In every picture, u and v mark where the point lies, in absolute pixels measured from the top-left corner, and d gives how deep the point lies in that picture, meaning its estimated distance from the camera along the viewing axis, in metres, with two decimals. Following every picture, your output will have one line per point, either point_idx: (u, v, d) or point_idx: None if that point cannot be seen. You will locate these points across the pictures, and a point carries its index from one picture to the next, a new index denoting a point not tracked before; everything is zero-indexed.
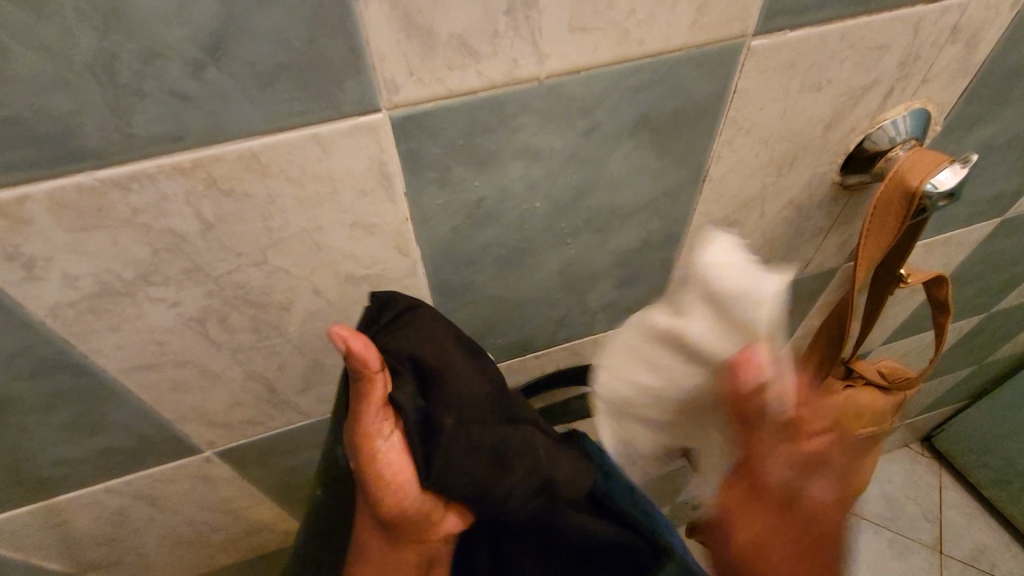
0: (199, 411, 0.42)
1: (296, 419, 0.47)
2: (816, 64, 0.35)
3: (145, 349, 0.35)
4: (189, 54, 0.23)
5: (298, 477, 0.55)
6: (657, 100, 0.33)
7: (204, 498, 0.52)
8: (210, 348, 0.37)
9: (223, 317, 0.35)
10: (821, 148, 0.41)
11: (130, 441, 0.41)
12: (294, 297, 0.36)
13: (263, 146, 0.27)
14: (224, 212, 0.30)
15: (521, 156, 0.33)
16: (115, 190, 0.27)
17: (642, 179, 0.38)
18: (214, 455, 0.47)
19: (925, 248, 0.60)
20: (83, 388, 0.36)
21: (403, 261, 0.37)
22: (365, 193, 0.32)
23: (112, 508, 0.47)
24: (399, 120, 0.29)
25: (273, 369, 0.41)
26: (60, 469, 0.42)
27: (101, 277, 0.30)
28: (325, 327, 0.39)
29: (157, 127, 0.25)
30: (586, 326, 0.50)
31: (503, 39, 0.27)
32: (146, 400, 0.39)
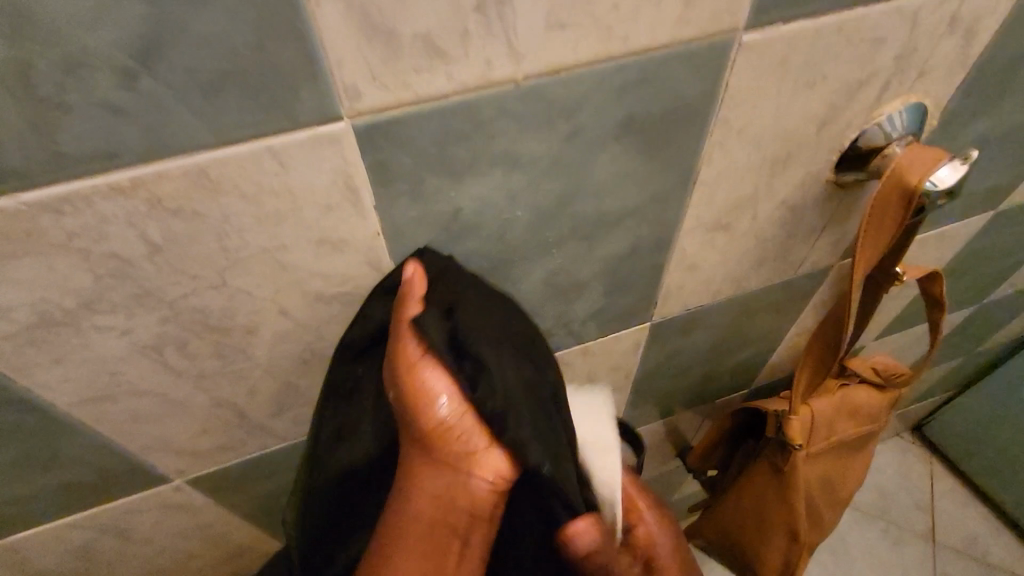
0: (165, 441, 0.39)
1: (271, 443, 0.44)
2: (810, 59, 0.33)
3: (97, 380, 0.32)
4: (116, 62, 0.21)
5: (278, 501, 0.52)
6: (643, 101, 0.31)
7: (177, 526, 0.49)
8: (171, 375, 0.34)
9: (181, 343, 0.33)
10: (816, 146, 0.39)
11: (90, 474, 0.39)
12: (259, 319, 0.33)
13: (212, 161, 0.25)
14: (174, 233, 0.27)
15: (499, 164, 0.31)
16: (45, 215, 0.24)
17: (629, 183, 0.36)
18: (185, 483, 0.44)
19: (919, 244, 0.58)
20: (32, 425, 0.33)
21: (377, 277, 0.34)
22: (330, 209, 0.29)
23: (77, 543, 0.45)
24: (363, 129, 0.26)
25: (242, 394, 0.38)
26: (15, 506, 0.39)
27: (38, 307, 0.27)
28: (296, 348, 0.37)
29: (88, 144, 0.22)
30: (575, 335, 0.48)
31: (475, 39, 0.25)
32: (103, 432, 0.36)
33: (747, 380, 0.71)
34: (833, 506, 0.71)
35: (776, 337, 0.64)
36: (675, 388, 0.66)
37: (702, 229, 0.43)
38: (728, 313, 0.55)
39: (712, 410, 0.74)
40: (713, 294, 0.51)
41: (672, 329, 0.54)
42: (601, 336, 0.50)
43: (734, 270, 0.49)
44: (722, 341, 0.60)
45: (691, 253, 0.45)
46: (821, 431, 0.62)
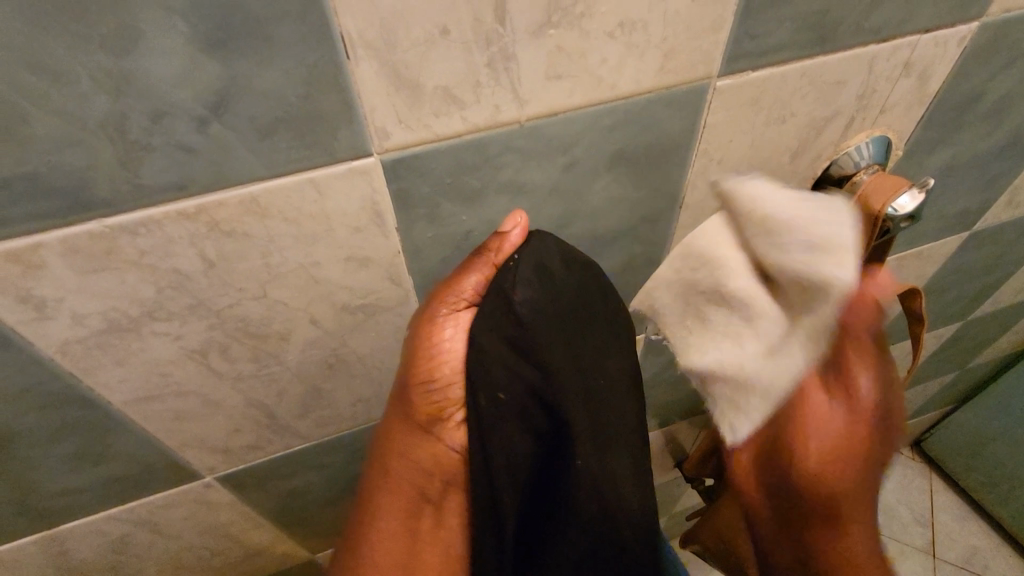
0: (200, 439, 0.43)
1: (294, 443, 0.48)
2: (779, 100, 0.37)
3: (149, 381, 0.36)
4: (193, 112, 0.25)
5: (296, 499, 0.56)
6: (632, 136, 0.36)
7: (203, 523, 0.53)
8: (212, 378, 0.38)
9: (223, 348, 0.37)
10: (791, 174, 0.44)
11: (132, 468, 0.43)
12: (292, 327, 0.38)
13: (262, 191, 0.29)
14: (225, 251, 0.31)
15: (505, 191, 0.35)
16: (123, 236, 0.28)
17: (622, 207, 0.40)
18: (214, 480, 0.48)
19: (898, 262, 0.62)
20: (89, 421, 0.37)
21: (396, 289, 0.39)
22: (359, 230, 0.34)
23: (114, 535, 0.48)
24: (390, 162, 0.31)
25: (272, 396, 0.42)
26: (64, 498, 0.43)
27: (108, 314, 0.31)
28: (322, 354, 0.41)
29: (164, 177, 0.27)
30: None
31: (485, 88, 0.30)
32: (148, 429, 0.40)
33: None
34: None
35: None
36: (672, 398, 0.69)
37: None
38: None
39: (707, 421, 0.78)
40: None
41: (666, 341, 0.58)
42: None
43: None
44: None
45: None
46: None
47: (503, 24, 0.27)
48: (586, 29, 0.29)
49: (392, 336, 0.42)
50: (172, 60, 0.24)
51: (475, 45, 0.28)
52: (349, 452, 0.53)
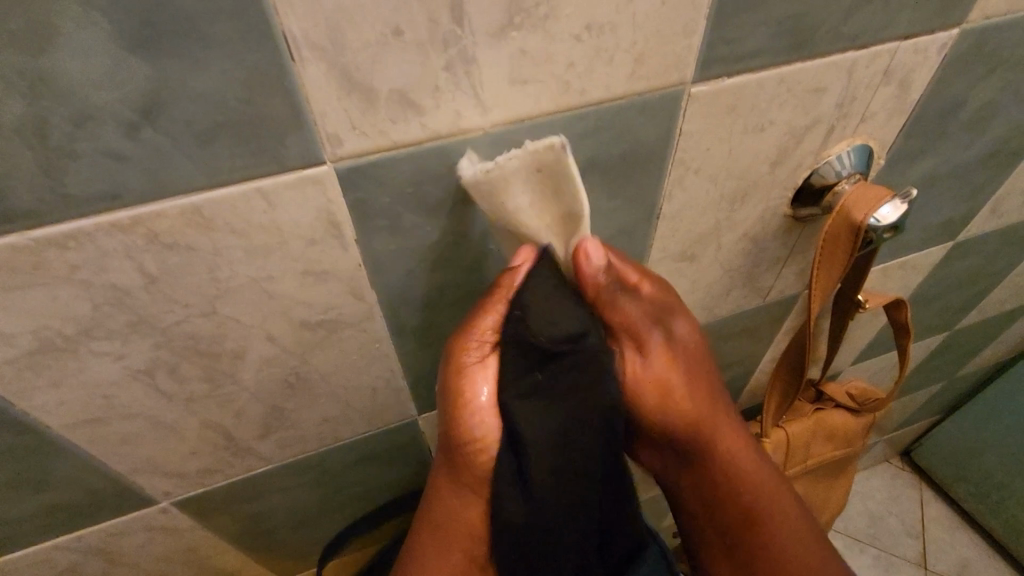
0: (152, 463, 0.40)
1: (257, 465, 0.46)
2: (757, 107, 0.36)
3: (92, 402, 0.34)
4: (123, 116, 0.23)
5: (262, 522, 0.53)
6: (604, 144, 0.34)
7: (162, 550, 0.50)
8: (161, 398, 0.36)
9: (172, 367, 0.35)
10: (771, 183, 0.42)
11: (79, 495, 0.40)
12: (247, 344, 0.36)
13: (205, 201, 0.27)
14: (168, 265, 0.29)
15: (471, 201, 0.34)
16: (50, 249, 0.26)
17: (596, 217, 0.39)
18: (171, 505, 0.45)
19: (883, 273, 0.61)
20: (26, 446, 0.35)
21: (359, 304, 0.37)
22: (315, 242, 0.32)
23: (63, 565, 0.46)
24: (344, 171, 0.29)
25: (229, 417, 0.40)
26: (4, 528, 0.40)
27: (39, 334, 0.29)
28: (282, 372, 0.39)
29: (94, 187, 0.25)
30: None
31: (445, 93, 0.28)
32: (93, 453, 0.37)
33: None
34: (816, 528, 0.73)
35: (750, 362, 0.66)
36: None
37: (669, 259, 0.45)
38: (702, 338, 0.58)
39: None
40: None
41: None
42: None
43: (703, 297, 0.52)
44: None
45: (661, 282, 0.47)
46: (798, 454, 0.64)
47: (461, 25, 0.26)
48: (551, 31, 0.28)
49: (357, 353, 0.40)
50: (95, 60, 0.22)
51: (431, 47, 0.26)
52: (318, 472, 0.50)
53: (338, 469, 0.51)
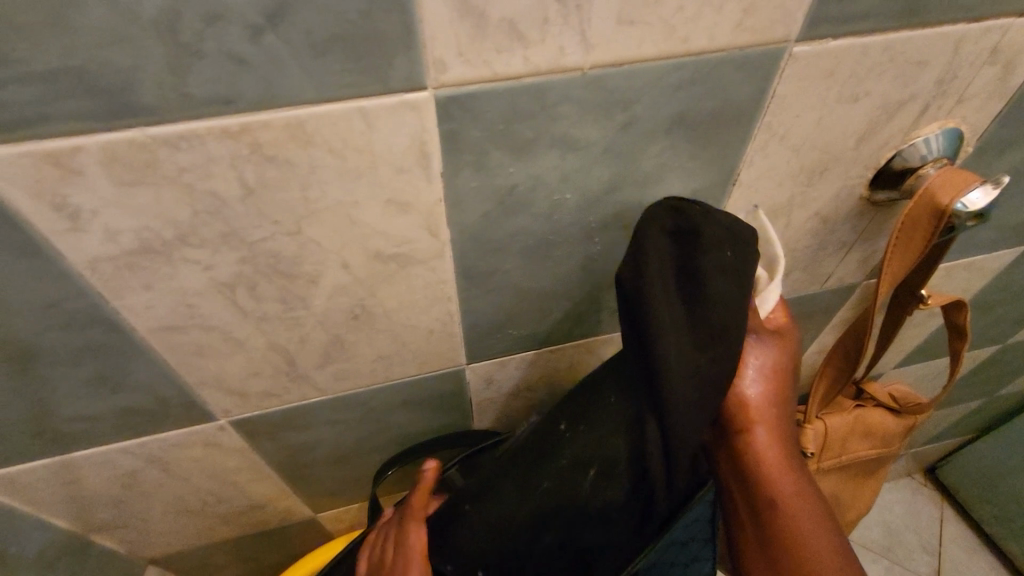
0: (218, 379, 0.42)
1: (311, 395, 0.47)
2: (855, 75, 0.35)
3: (175, 310, 0.36)
4: (250, 19, 0.24)
5: (305, 454, 0.55)
6: (696, 99, 0.34)
7: (212, 467, 0.53)
8: (237, 314, 0.38)
9: (252, 284, 0.36)
10: (853, 160, 0.41)
11: (150, 401, 0.42)
12: (322, 270, 0.37)
13: (310, 115, 0.28)
14: (265, 178, 0.30)
15: (556, 145, 0.34)
16: (164, 148, 0.27)
17: (673, 177, 0.38)
18: (228, 424, 0.48)
19: (946, 272, 0.59)
20: (111, 345, 0.37)
21: (432, 242, 0.37)
22: (403, 171, 0.32)
23: (125, 469, 0.49)
24: (442, 100, 0.29)
25: (294, 342, 0.41)
26: (80, 425, 0.42)
27: (141, 234, 0.31)
28: (349, 304, 0.40)
29: (212, 88, 0.26)
30: (603, 323, 0.51)
31: (552, 27, 0.28)
32: (169, 361, 0.39)
33: None
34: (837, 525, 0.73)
35: None
36: None
37: None
38: None
39: None
40: None
41: None
42: None
43: None
44: None
45: None
46: (834, 447, 0.63)
47: None
48: None
49: (422, 293, 0.41)
50: None
51: None
52: (363, 410, 0.52)
53: (383, 410, 0.53)
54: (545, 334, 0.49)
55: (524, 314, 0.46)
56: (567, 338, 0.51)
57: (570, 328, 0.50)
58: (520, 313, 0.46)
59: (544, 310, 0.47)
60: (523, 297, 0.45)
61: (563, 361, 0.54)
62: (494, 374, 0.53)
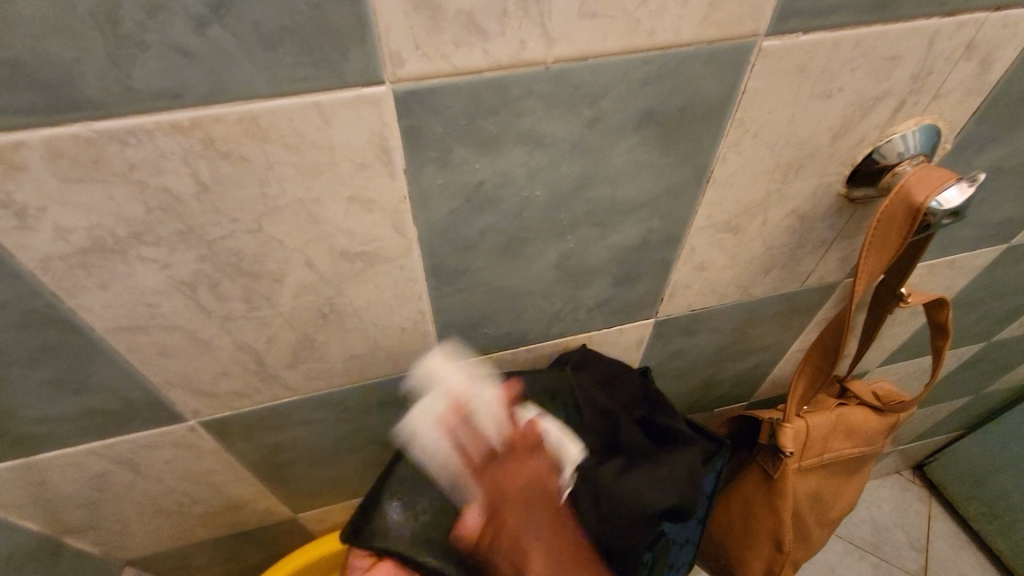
0: (185, 379, 0.42)
1: (283, 395, 0.47)
2: (828, 70, 0.35)
3: (135, 310, 0.35)
4: (193, 10, 0.23)
5: (280, 454, 0.55)
6: (665, 94, 0.33)
7: (185, 468, 0.52)
8: (200, 314, 0.37)
9: (214, 283, 0.35)
10: (829, 156, 0.41)
11: (115, 402, 0.41)
12: (286, 269, 0.36)
13: (263, 110, 0.27)
14: (220, 175, 0.29)
15: (523, 142, 0.33)
16: (112, 144, 0.27)
17: (645, 174, 0.38)
18: (198, 425, 0.47)
19: (929, 270, 0.59)
20: (71, 346, 0.36)
21: (400, 240, 0.37)
22: (364, 167, 0.32)
23: (94, 470, 0.48)
24: (401, 94, 0.29)
25: (262, 342, 0.41)
26: (44, 427, 0.41)
27: (93, 232, 0.30)
28: (316, 303, 0.39)
29: (158, 82, 0.25)
30: (581, 322, 0.50)
31: (512, 19, 0.27)
32: (132, 361, 0.38)
33: (746, 391, 0.72)
34: (823, 524, 0.72)
35: (777, 350, 0.65)
36: (673, 391, 0.67)
37: (712, 228, 0.44)
38: (732, 319, 0.57)
39: (707, 419, 0.75)
40: (718, 298, 0.53)
41: (676, 328, 0.55)
42: (605, 327, 0.51)
43: (740, 275, 0.51)
44: (723, 347, 0.61)
45: (700, 252, 0.46)
46: (817, 445, 0.62)
47: None
48: None
49: (391, 291, 0.40)
50: None
51: None
52: (338, 411, 0.51)
53: (359, 410, 0.52)
54: (521, 333, 0.49)
55: (498, 313, 0.46)
56: (543, 337, 0.50)
57: (546, 328, 0.49)
58: (494, 312, 0.45)
59: (519, 309, 0.46)
60: (496, 296, 0.44)
61: (541, 361, 0.53)
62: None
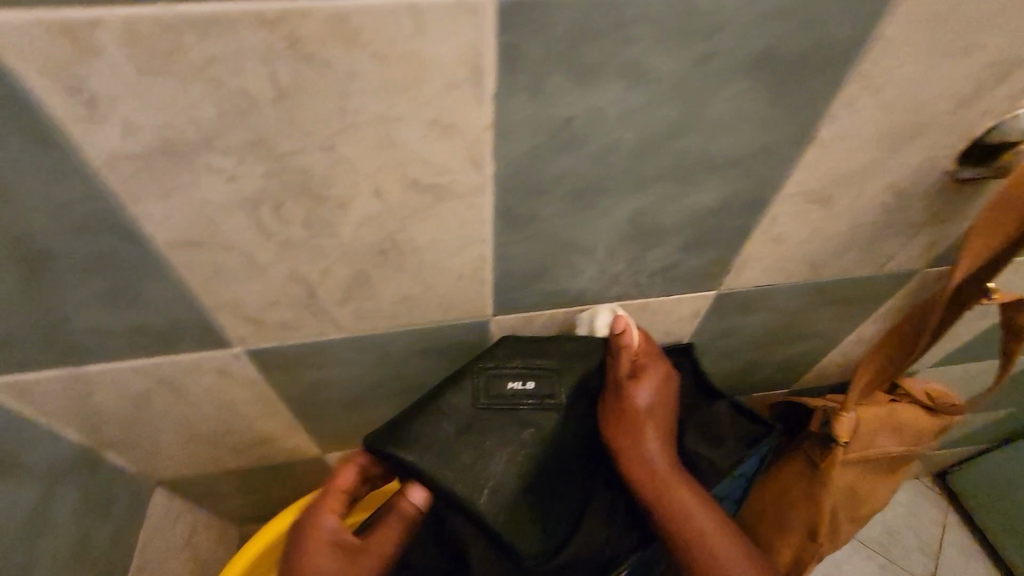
0: (236, 303, 0.40)
1: (329, 331, 0.45)
2: (975, 22, 0.30)
3: (196, 223, 0.33)
4: None
5: (316, 392, 0.54)
6: (788, 34, 0.29)
7: (225, 396, 0.52)
8: (259, 235, 0.35)
9: (278, 203, 0.33)
10: (947, 126, 0.37)
11: (165, 320, 0.41)
12: (353, 195, 0.34)
13: (356, 8, 0.25)
14: (300, 81, 0.27)
15: (624, 75, 0.30)
16: (192, 31, 0.24)
17: (744, 127, 0.34)
18: (243, 353, 0.46)
19: (1013, 267, 0.55)
20: (128, 255, 0.35)
21: (474, 175, 0.34)
22: (451, 88, 0.29)
23: (137, 388, 0.48)
24: (506, 4, 0.26)
25: (317, 273, 0.39)
26: (93, 337, 0.41)
27: (163, 132, 0.28)
28: (378, 237, 0.37)
29: None
30: (640, 287, 0.47)
31: None
32: (186, 278, 0.37)
33: (789, 378, 0.70)
34: (852, 519, 0.70)
35: (831, 339, 0.62)
36: (716, 370, 0.65)
37: (800, 197, 0.41)
38: (795, 299, 0.54)
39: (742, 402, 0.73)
40: (787, 275, 0.50)
41: (736, 304, 0.53)
42: (664, 295, 0.49)
43: (816, 252, 0.47)
44: (777, 329, 0.59)
45: (781, 223, 0.43)
46: (863, 440, 0.60)
47: None
48: None
49: (455, 232, 0.38)
50: None
51: None
52: (381, 355, 0.50)
53: (401, 356, 0.51)
54: (577, 292, 0.47)
55: (559, 268, 0.43)
56: (599, 298, 0.48)
57: (604, 289, 0.47)
58: (555, 266, 0.43)
59: (580, 266, 0.44)
60: (560, 248, 0.41)
61: None
62: (518, 332, 0.50)
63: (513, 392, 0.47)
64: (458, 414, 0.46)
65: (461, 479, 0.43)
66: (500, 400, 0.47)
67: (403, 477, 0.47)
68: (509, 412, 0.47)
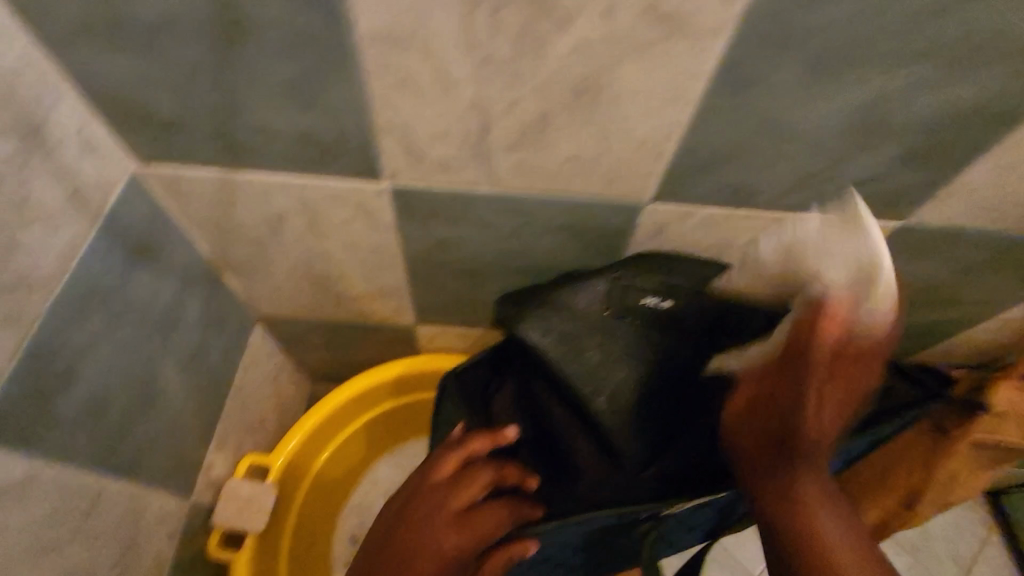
0: (406, 126, 0.38)
1: (481, 183, 0.43)
2: None
3: (405, 14, 0.30)
4: None
5: (439, 252, 0.53)
6: None
7: (353, 236, 0.51)
8: (462, 44, 0.32)
9: (498, 5, 0.30)
10: None
11: (332, 132, 0.39)
12: (581, 10, 0.30)
13: None
14: None
15: None
16: None
17: None
18: (389, 190, 0.45)
19: None
20: (324, 42, 0.32)
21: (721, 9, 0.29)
22: None
23: (277, 208, 0.47)
24: None
25: (500, 105, 0.36)
26: (258, 138, 0.40)
27: None
28: (581, 72, 0.33)
29: None
30: (821, 199, 0.43)
31: None
32: (370, 84, 0.35)
33: (911, 346, 0.65)
34: None
35: (985, 309, 0.57)
36: None
37: None
38: (977, 252, 0.48)
39: None
40: (989, 218, 0.44)
41: (910, 243, 0.47)
42: None
43: None
44: (935, 284, 0.53)
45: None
46: None
47: None
48: None
49: (665, 83, 0.34)
50: None
51: None
52: (519, 223, 0.48)
53: (537, 229, 0.49)
54: (752, 190, 0.42)
55: (748, 154, 0.39)
56: (770, 203, 0.43)
57: (782, 192, 0.42)
58: (745, 151, 0.39)
59: (772, 157, 0.39)
60: (763, 129, 0.37)
61: (746, 234, 0.47)
62: (668, 226, 0.47)
63: (646, 303, 0.48)
64: (592, 310, 0.48)
65: (579, 366, 0.47)
66: (636, 307, 0.48)
67: (529, 357, 0.51)
68: (641, 323, 0.48)
